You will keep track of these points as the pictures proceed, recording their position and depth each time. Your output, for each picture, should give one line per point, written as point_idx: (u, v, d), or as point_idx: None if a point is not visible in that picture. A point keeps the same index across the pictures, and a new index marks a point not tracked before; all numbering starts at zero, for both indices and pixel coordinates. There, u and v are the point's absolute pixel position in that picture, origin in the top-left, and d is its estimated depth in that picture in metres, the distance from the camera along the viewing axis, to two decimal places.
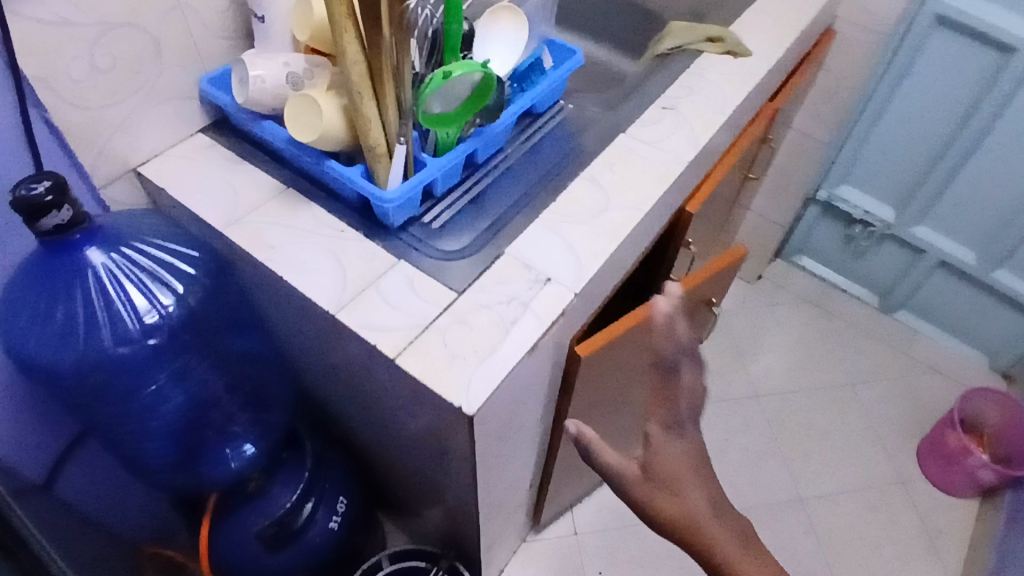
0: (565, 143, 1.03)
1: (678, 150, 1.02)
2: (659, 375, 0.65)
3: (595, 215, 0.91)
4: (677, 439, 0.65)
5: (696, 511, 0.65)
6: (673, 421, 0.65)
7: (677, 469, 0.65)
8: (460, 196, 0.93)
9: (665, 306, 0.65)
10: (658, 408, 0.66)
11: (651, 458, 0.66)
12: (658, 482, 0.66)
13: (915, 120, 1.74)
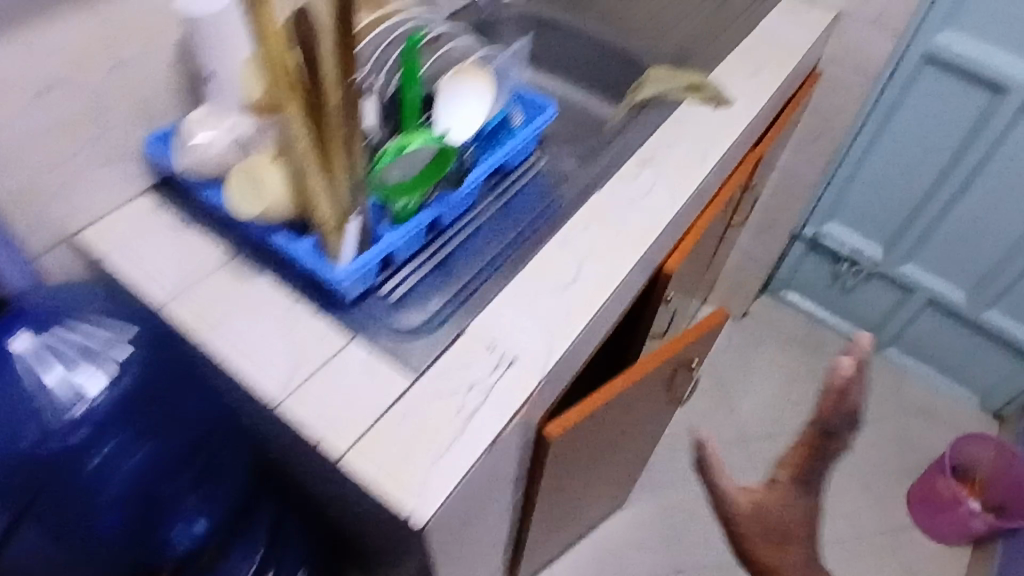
0: (539, 201, 0.98)
1: (658, 208, 0.96)
2: (817, 436, 0.67)
3: (566, 285, 0.86)
4: (802, 496, 0.69)
5: (791, 566, 0.69)
6: (806, 476, 0.69)
7: (791, 522, 0.69)
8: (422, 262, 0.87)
9: (846, 368, 0.67)
10: (794, 460, 0.69)
11: (773, 505, 0.69)
12: (766, 528, 0.69)
13: (903, 158, 1.70)
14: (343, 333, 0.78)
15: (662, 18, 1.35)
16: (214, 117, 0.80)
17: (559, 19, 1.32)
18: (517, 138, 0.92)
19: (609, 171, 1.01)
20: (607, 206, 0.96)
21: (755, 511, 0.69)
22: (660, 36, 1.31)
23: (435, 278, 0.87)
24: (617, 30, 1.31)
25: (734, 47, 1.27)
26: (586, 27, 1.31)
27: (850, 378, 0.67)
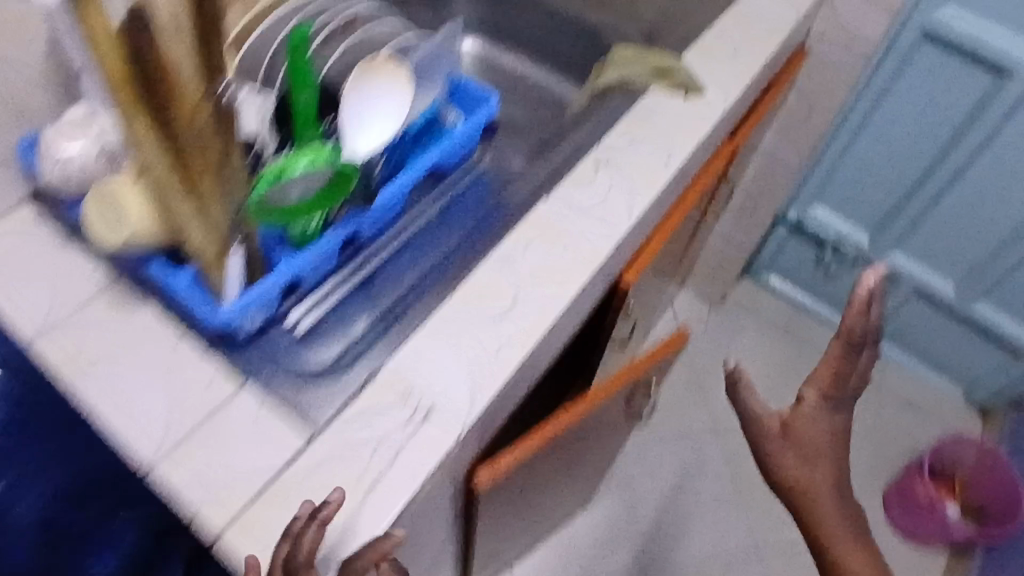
0: (475, 210, 0.87)
1: (614, 217, 0.84)
2: (845, 351, 0.75)
3: (500, 314, 0.74)
4: (826, 414, 0.78)
5: (819, 483, 0.77)
6: (834, 392, 0.77)
7: (816, 440, 0.77)
8: (336, 286, 0.77)
9: (871, 283, 0.72)
10: (827, 381, 0.77)
11: (795, 422, 0.78)
12: (798, 445, 0.77)
13: (896, 141, 1.58)
14: (234, 376, 0.67)
15: None
16: (84, 121, 0.67)
17: None
18: (446, 142, 0.81)
19: (562, 172, 0.89)
20: (557, 214, 0.83)
21: (784, 428, 0.78)
22: (634, 9, 1.17)
23: (347, 304, 0.77)
24: (586, 2, 1.17)
25: (713, 24, 1.13)
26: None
27: (871, 292, 0.72)
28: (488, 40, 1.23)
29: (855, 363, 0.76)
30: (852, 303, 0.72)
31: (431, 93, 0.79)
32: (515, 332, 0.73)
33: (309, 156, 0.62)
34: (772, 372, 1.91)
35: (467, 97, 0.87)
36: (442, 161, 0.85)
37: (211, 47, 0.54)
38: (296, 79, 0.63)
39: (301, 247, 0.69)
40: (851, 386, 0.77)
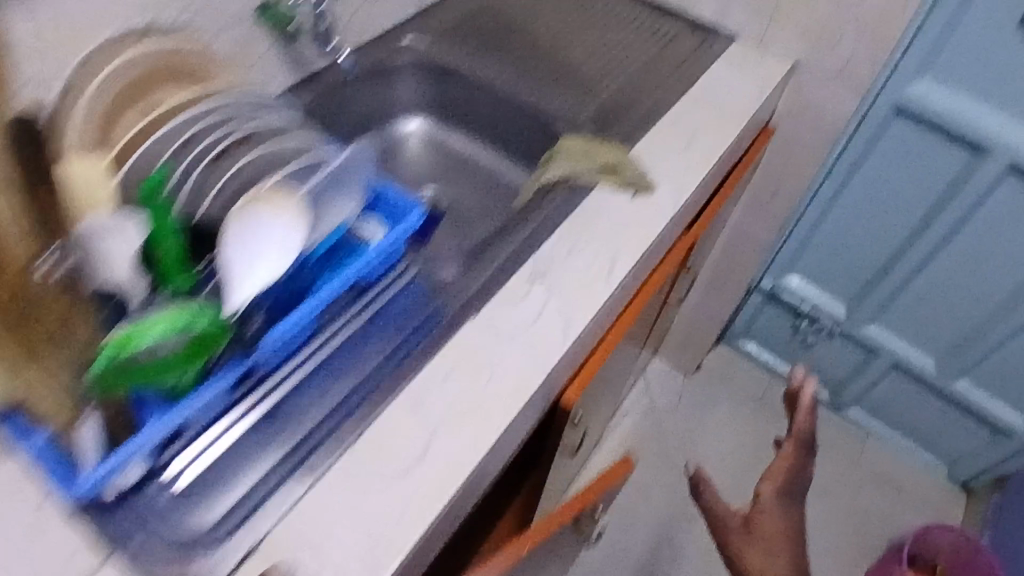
0: (397, 330, 0.79)
1: (543, 342, 0.78)
2: (793, 446, 0.90)
3: (406, 467, 0.69)
4: (784, 508, 0.87)
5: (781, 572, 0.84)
6: (783, 489, 0.88)
7: (775, 533, 0.85)
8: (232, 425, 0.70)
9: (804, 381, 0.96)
10: (779, 478, 0.88)
11: (756, 516, 0.87)
12: (761, 535, 0.86)
13: (871, 213, 1.51)
14: (97, 550, 0.60)
15: (596, 66, 1.16)
16: None
17: (472, 69, 1.12)
18: (355, 267, 0.74)
19: (493, 287, 0.83)
20: (479, 343, 0.77)
21: (745, 521, 0.87)
22: (589, 91, 1.12)
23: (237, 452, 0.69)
24: (540, 83, 1.12)
25: (668, 112, 1.08)
26: (504, 78, 1.12)
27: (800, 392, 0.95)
28: (439, 118, 1.18)
29: (801, 459, 0.90)
30: (800, 408, 0.92)
31: (338, 216, 0.72)
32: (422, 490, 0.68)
33: (166, 314, 0.55)
34: (747, 446, 1.83)
35: (394, 213, 0.81)
36: (359, 290, 0.78)
37: (52, 185, 0.62)
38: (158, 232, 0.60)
39: (176, 401, 0.62)
40: (798, 481, 0.89)
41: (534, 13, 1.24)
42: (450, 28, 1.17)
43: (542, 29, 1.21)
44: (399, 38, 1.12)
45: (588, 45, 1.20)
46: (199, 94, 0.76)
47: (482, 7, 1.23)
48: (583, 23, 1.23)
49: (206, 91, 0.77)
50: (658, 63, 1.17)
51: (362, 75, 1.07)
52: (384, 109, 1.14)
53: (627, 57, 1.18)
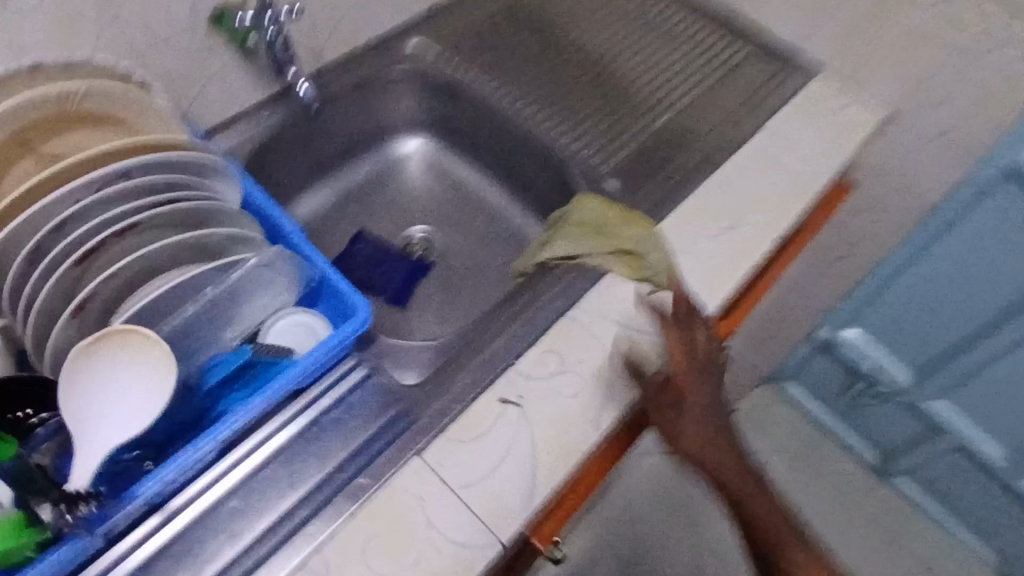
0: (323, 459, 0.64)
1: (500, 498, 0.63)
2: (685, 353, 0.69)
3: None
4: (703, 380, 0.70)
5: (745, 494, 0.68)
6: (705, 362, 0.70)
7: (702, 396, 0.70)
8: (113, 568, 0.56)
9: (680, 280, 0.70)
10: (681, 339, 0.70)
11: (681, 378, 0.69)
12: (697, 434, 0.70)
13: (944, 285, 1.09)
14: None
15: (637, 98, 0.95)
16: None
17: (485, 89, 0.92)
18: (278, 382, 0.61)
19: (451, 409, 0.67)
20: (420, 492, 0.62)
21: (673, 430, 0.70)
22: (624, 130, 0.92)
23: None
24: (565, 116, 0.92)
25: (717, 170, 0.86)
26: (522, 106, 0.92)
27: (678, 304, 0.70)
28: (446, 141, 0.99)
29: (707, 349, 0.69)
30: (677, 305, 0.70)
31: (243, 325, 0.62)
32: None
33: None
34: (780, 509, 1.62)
35: (336, 312, 0.67)
36: (279, 406, 0.64)
37: None
38: None
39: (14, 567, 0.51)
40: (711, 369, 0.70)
41: (573, 20, 1.03)
42: (467, 35, 0.97)
43: (579, 43, 1.00)
44: (403, 47, 0.93)
45: (633, 67, 0.98)
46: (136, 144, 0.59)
47: (512, 9, 1.02)
48: (631, 38, 1.02)
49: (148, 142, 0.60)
50: (716, 100, 0.95)
51: (349, 89, 0.89)
52: (378, 127, 0.96)
53: (678, 89, 0.96)
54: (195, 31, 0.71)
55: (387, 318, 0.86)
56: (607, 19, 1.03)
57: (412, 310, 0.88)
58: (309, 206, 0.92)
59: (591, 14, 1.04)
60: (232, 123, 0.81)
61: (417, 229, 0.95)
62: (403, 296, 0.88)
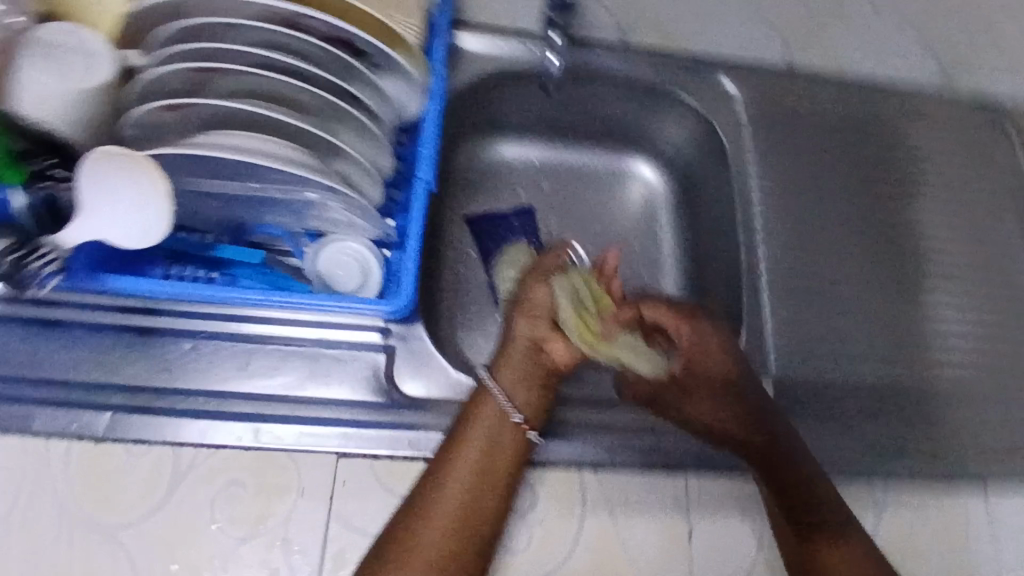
0: (272, 379, 0.61)
1: (345, 563, 0.55)
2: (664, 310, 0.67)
3: (70, 528, 0.54)
4: (711, 331, 0.67)
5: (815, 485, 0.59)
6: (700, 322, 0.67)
7: (713, 352, 0.66)
8: (87, 316, 0.60)
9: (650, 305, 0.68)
10: (673, 318, 0.67)
11: (694, 340, 0.66)
12: (714, 379, 0.65)
13: None
14: None
15: (893, 328, 0.73)
16: None
17: (744, 187, 0.75)
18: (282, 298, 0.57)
19: (394, 448, 0.59)
20: (297, 489, 0.56)
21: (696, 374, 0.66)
22: (840, 350, 0.71)
23: (16, 333, 0.59)
24: (793, 281, 0.73)
25: (895, 487, 0.64)
26: (762, 233, 0.74)
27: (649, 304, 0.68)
28: (679, 196, 0.84)
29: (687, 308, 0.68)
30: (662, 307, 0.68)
31: (303, 225, 0.60)
32: (45, 554, 0.53)
33: None
34: None
35: (395, 279, 0.60)
36: (282, 310, 0.60)
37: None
38: None
39: None
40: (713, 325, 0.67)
41: (915, 195, 0.79)
42: (790, 117, 0.78)
43: (893, 223, 0.77)
44: (714, 78, 0.76)
45: (919, 297, 0.75)
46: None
47: (868, 130, 0.79)
48: (956, 266, 0.77)
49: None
50: (974, 412, 0.70)
51: (626, 81, 0.76)
52: (631, 133, 0.83)
53: (944, 366, 0.72)
54: None
55: (472, 302, 0.78)
56: (952, 226, 0.78)
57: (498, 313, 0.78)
58: (512, 154, 0.84)
59: (943, 206, 0.79)
60: (498, 33, 0.73)
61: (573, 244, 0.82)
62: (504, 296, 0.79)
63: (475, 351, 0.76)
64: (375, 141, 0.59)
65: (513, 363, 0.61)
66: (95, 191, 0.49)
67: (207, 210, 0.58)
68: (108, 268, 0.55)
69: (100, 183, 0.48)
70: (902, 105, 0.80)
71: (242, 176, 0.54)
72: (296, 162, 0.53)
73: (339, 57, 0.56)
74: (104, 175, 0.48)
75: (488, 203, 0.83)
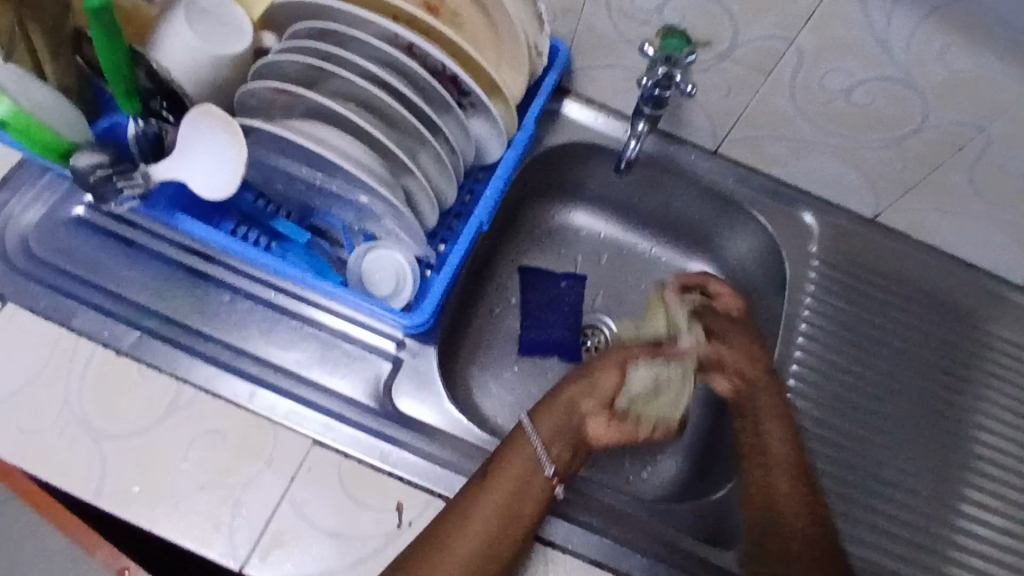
0: (286, 352, 0.64)
1: (282, 545, 0.57)
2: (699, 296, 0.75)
3: (71, 419, 0.59)
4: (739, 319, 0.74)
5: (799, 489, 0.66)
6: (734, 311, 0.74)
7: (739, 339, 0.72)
8: (156, 245, 0.67)
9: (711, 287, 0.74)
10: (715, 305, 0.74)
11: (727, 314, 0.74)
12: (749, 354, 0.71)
13: None
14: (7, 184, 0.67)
15: (902, 509, 0.71)
16: None
17: (792, 323, 0.75)
18: (313, 280, 0.60)
19: (366, 453, 0.61)
20: (266, 459, 0.59)
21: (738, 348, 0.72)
22: (838, 516, 0.69)
23: (93, 239, 0.67)
24: (812, 432, 0.72)
25: None
26: (796, 374, 0.74)
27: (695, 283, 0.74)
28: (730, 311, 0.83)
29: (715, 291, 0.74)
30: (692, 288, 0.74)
31: (357, 225, 0.65)
32: (41, 435, 0.59)
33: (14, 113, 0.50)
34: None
35: (423, 297, 0.63)
36: (314, 293, 0.64)
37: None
38: (113, 44, 0.51)
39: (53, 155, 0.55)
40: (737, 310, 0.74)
41: (969, 391, 0.76)
42: (862, 272, 0.78)
43: (936, 407, 0.75)
44: (796, 211, 0.79)
45: (942, 493, 0.72)
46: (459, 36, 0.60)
47: (938, 310, 0.78)
48: (990, 473, 0.73)
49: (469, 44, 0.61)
50: None
51: (709, 189, 0.78)
52: (701, 238, 0.84)
53: (949, 573, 0.69)
54: (642, 23, 0.67)
55: (497, 346, 0.80)
56: (1002, 435, 0.75)
57: (517, 364, 0.80)
58: (576, 222, 0.86)
59: (998, 410, 0.76)
60: (606, 112, 0.79)
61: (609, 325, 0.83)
62: (529, 351, 0.80)
63: (483, 394, 0.78)
64: (449, 174, 0.64)
65: (552, 418, 0.65)
66: (195, 134, 0.54)
67: (282, 189, 0.63)
68: (182, 210, 0.61)
69: (193, 131, 0.54)
70: (977, 292, 0.79)
71: (316, 165, 0.58)
72: (374, 174, 0.58)
73: (438, 87, 0.61)
74: (202, 131, 0.53)
75: (545, 260, 0.85)
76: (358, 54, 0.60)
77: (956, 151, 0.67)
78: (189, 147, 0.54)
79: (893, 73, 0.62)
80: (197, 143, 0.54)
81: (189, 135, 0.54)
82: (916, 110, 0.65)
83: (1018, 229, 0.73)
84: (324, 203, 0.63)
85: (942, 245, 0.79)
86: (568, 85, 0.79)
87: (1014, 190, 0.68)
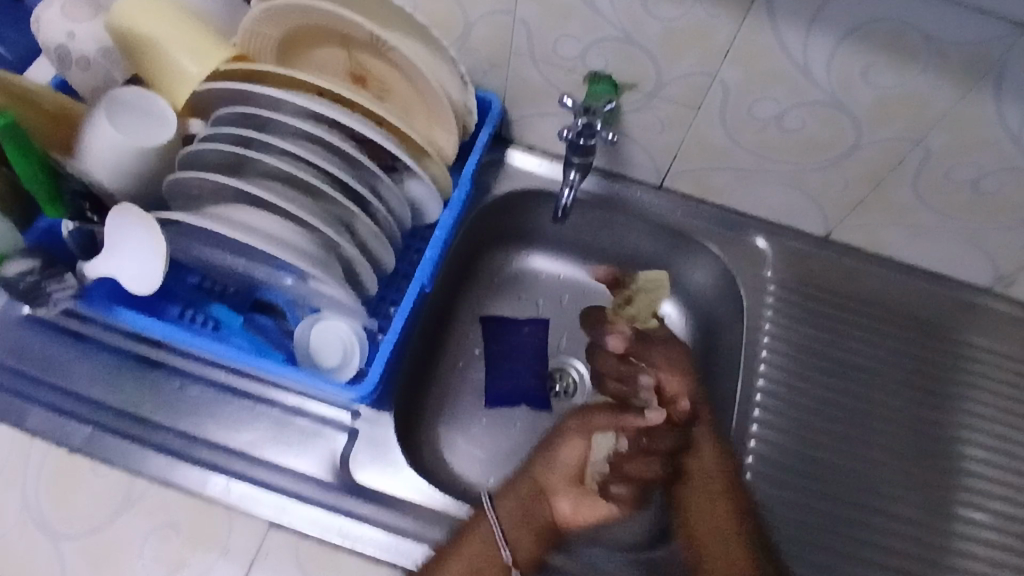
0: (240, 434, 0.64)
1: None
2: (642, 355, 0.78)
3: (24, 524, 0.59)
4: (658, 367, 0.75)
5: (721, 515, 0.65)
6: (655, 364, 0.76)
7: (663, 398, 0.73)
8: (106, 337, 0.67)
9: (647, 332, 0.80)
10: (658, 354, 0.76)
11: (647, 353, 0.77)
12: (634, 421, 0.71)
13: None
14: None
15: (887, 534, 0.69)
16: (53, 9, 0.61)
17: (754, 352, 0.75)
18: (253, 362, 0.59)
19: (323, 533, 0.60)
20: (221, 548, 0.59)
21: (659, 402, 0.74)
22: (821, 548, 0.68)
23: (45, 336, 0.67)
24: (783, 463, 0.71)
25: None
26: (762, 404, 0.73)
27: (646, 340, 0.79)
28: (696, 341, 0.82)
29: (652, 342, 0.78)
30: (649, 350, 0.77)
31: (298, 300, 0.64)
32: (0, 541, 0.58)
33: None
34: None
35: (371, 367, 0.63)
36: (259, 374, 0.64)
37: (197, 79, 0.60)
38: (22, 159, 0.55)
39: None
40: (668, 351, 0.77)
41: (944, 404, 0.74)
42: (820, 293, 0.77)
43: (913, 424, 0.74)
44: (749, 236, 0.78)
45: (928, 514, 0.70)
46: (380, 106, 0.60)
47: (901, 324, 0.77)
48: (977, 488, 0.71)
49: (391, 113, 0.60)
50: None
51: (660, 225, 0.79)
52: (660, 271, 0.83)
53: None
54: (569, 71, 0.67)
55: (463, 401, 0.79)
56: (982, 445, 0.73)
57: (485, 417, 0.79)
58: (534, 267, 0.86)
59: (978, 421, 0.74)
60: (550, 158, 0.79)
61: (576, 367, 0.82)
62: (496, 403, 0.79)
63: (451, 450, 0.76)
64: (383, 243, 0.64)
65: (514, 502, 0.64)
66: (121, 227, 0.55)
67: (224, 272, 0.63)
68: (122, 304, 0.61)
69: (120, 223, 0.55)
70: (944, 301, 0.78)
71: (246, 251, 0.58)
72: (303, 253, 0.58)
73: (362, 159, 0.60)
74: (125, 221, 0.55)
75: (506, 307, 0.85)
76: (282, 133, 0.60)
77: (896, 166, 0.66)
78: (118, 237, 0.56)
79: (820, 99, 0.62)
80: (122, 234, 0.56)
81: (114, 228, 0.56)
82: (850, 132, 0.64)
83: (975, 236, 0.71)
84: (263, 283, 0.63)
85: (901, 257, 0.78)
86: (509, 135, 0.79)
87: (962, 199, 0.67)
